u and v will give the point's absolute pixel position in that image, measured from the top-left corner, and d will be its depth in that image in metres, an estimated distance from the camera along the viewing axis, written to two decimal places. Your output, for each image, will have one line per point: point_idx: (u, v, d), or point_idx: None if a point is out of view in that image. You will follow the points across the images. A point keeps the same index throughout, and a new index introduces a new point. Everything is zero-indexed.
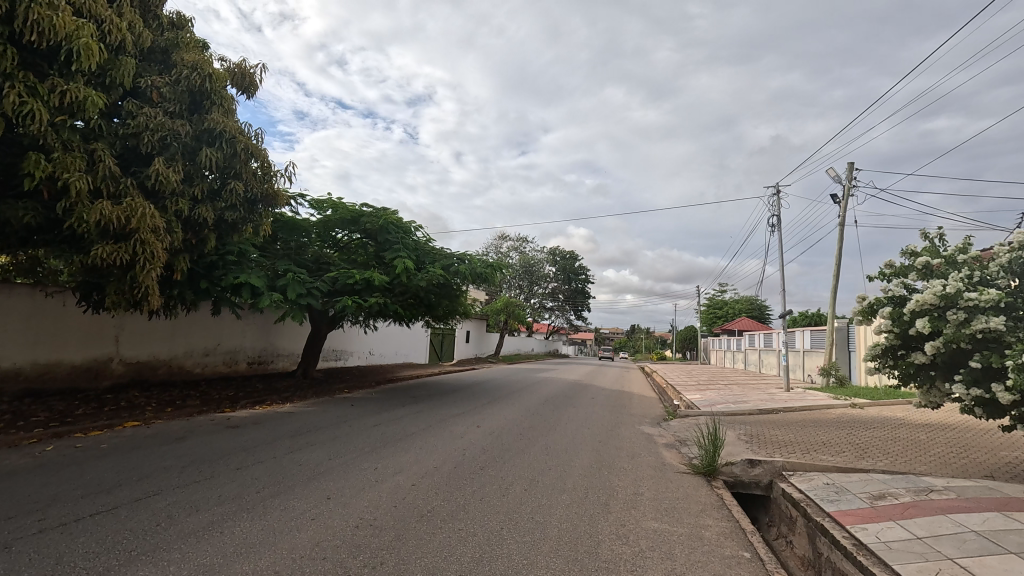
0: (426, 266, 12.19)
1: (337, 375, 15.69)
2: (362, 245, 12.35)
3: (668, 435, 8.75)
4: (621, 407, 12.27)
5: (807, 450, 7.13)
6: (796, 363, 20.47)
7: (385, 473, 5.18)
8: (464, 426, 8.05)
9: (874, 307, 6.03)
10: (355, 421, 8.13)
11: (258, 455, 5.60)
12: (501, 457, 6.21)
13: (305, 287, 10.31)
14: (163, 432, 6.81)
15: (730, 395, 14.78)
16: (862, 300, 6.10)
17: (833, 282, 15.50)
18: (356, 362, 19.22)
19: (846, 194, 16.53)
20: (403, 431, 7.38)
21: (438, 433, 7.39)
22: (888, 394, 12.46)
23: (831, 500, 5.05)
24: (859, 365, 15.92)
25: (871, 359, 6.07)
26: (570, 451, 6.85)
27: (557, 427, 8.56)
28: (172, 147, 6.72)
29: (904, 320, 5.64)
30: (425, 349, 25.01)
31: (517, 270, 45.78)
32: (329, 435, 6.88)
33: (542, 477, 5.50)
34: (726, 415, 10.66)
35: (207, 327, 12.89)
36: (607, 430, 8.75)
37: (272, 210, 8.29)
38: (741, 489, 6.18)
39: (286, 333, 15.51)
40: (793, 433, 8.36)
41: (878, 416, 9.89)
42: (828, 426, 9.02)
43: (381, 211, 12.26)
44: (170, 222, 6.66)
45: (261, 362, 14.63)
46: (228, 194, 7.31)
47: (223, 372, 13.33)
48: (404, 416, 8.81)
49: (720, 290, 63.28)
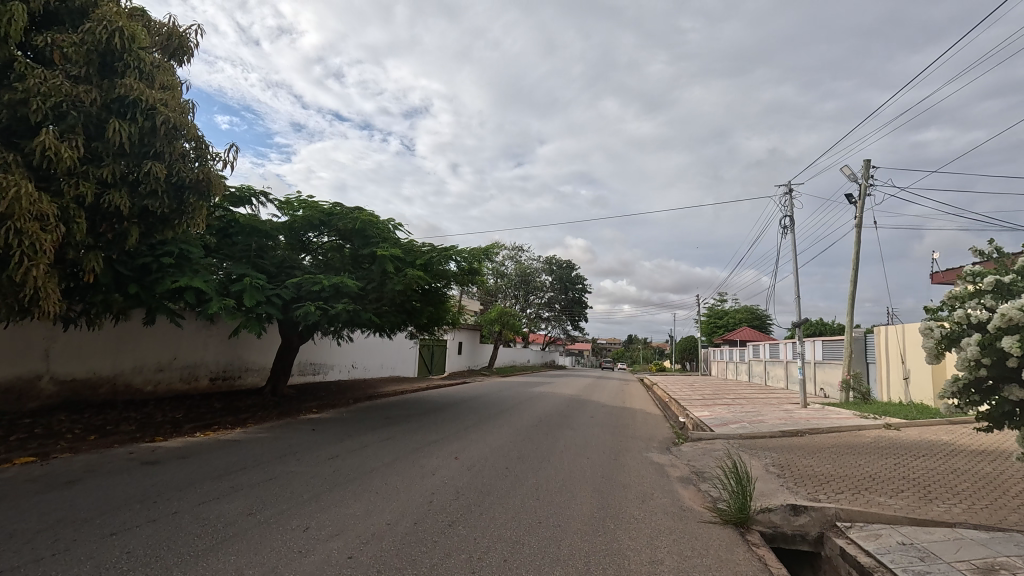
0: (406, 266, 10.93)
1: (310, 392, 14.26)
2: (336, 248, 11.06)
3: (681, 466, 7.42)
4: (624, 427, 10.90)
5: (856, 489, 5.82)
6: (807, 375, 19.18)
7: (318, 538, 3.83)
8: (439, 458, 6.69)
9: (950, 336, 4.41)
10: (307, 452, 6.76)
11: (155, 509, 4.23)
12: (477, 506, 4.88)
13: (264, 293, 8.96)
14: (56, 472, 5.43)
15: (742, 412, 13.50)
16: (932, 330, 4.47)
17: (852, 288, 14.24)
18: (335, 376, 17.84)
19: (861, 193, 15.36)
20: (363, 467, 6.04)
21: (405, 469, 6.03)
22: (920, 412, 11.19)
23: (919, 572, 3.73)
24: (881, 379, 14.60)
25: (949, 397, 4.45)
26: (565, 494, 5.51)
27: (550, 459, 7.19)
28: (70, 117, 5.40)
29: (996, 347, 4.05)
30: (412, 362, 23.63)
31: (513, 279, 44.40)
32: (267, 475, 5.51)
33: (529, 538, 4.17)
34: (744, 440, 9.33)
35: (161, 340, 11.53)
36: (608, 460, 7.41)
37: (209, 200, 6.99)
38: (783, 544, 4.85)
39: (255, 346, 14.14)
40: (830, 464, 7.04)
41: (921, 440, 8.59)
42: (868, 454, 7.71)
43: (351, 208, 11.00)
44: (67, 209, 5.37)
45: (225, 377, 13.26)
46: (146, 178, 6.00)
47: (179, 390, 11.95)
48: (371, 443, 7.47)
49: (721, 300, 61.85)
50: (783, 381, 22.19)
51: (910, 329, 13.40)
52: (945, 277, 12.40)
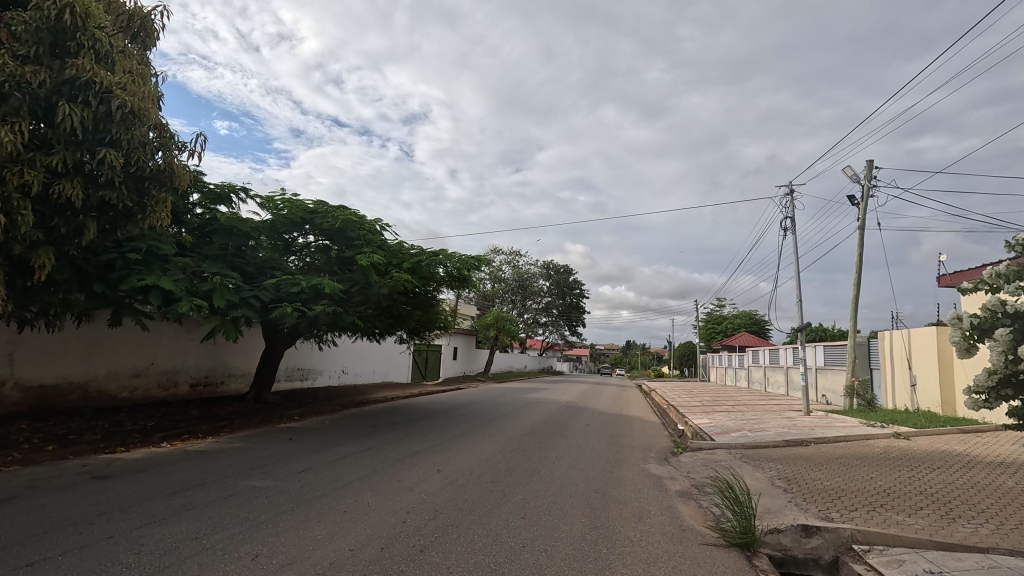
0: (391, 268, 10.48)
1: (296, 399, 13.74)
2: (320, 248, 10.62)
3: (681, 479, 6.95)
4: (620, 436, 10.41)
5: (871, 506, 5.37)
6: (810, 382, 18.69)
7: (267, 568, 3.35)
8: (420, 470, 6.22)
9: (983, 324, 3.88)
10: (278, 464, 6.26)
11: (87, 534, 3.75)
12: (455, 527, 4.40)
13: (239, 294, 8.50)
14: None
15: (743, 419, 13.04)
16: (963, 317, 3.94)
17: (855, 291, 13.82)
18: (324, 382, 17.33)
19: (864, 194, 14.97)
20: (336, 481, 5.57)
21: (381, 484, 5.54)
22: (930, 420, 10.75)
23: None
24: (886, 385, 14.15)
25: (978, 392, 3.93)
26: (552, 513, 5.04)
27: (540, 472, 6.71)
28: (13, 98, 4.96)
29: None
30: (406, 367, 23.14)
31: (510, 283, 43.07)
32: (226, 491, 5.03)
33: (510, 565, 3.69)
34: (746, 449, 8.85)
35: (138, 344, 11.03)
36: (602, 472, 6.94)
37: (173, 192, 6.58)
38: (794, 569, 4.37)
39: (239, 350, 13.63)
40: (840, 477, 6.58)
41: (933, 450, 8.14)
42: (879, 465, 7.25)
43: (335, 207, 10.55)
44: (9, 199, 4.93)
45: (207, 383, 12.76)
46: (101, 167, 5.57)
47: (157, 396, 11.45)
48: (348, 454, 6.98)
49: (719, 305, 61.46)
50: (784, 388, 21.76)
51: (916, 333, 12.92)
52: (953, 279, 11.99)
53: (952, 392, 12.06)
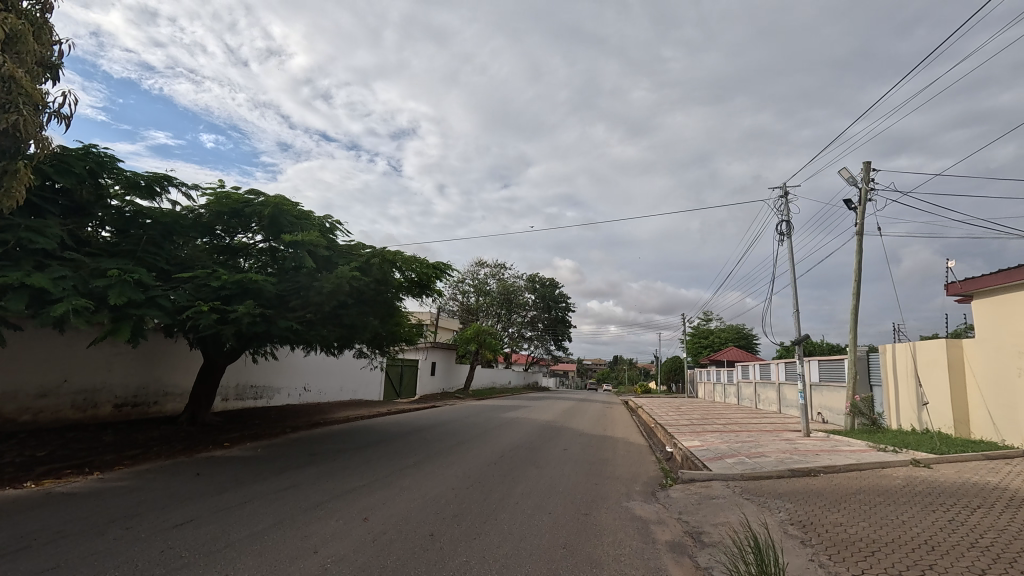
0: (335, 267, 9.24)
1: (241, 420, 12.22)
2: (265, 250, 9.49)
3: (671, 523, 5.66)
4: (600, 463, 9.13)
5: (921, 568, 4.12)
6: (808, 400, 17.40)
7: None
8: (340, 520, 4.87)
9: None
10: (154, 512, 4.85)
11: None
12: None
13: (146, 293, 7.17)
14: None
15: (739, 442, 11.83)
16: None
17: (854, 302, 12.75)
18: (280, 400, 15.77)
19: (862, 197, 13.99)
20: (213, 542, 4.14)
21: (275, 544, 4.16)
22: (946, 444, 9.60)
23: None
24: (891, 404, 13.00)
25: None
26: None
27: (497, 518, 5.36)
28: None
29: None
30: (376, 384, 21.64)
31: (495, 296, 41.30)
32: (45, 561, 3.64)
33: None
34: (745, 482, 7.59)
35: (46, 360, 9.52)
36: (576, 516, 5.61)
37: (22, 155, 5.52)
38: None
39: (176, 366, 12.15)
40: (867, 523, 5.33)
41: (963, 483, 6.93)
42: (909, 504, 6.02)
43: (267, 197, 9.39)
44: None
45: (137, 403, 11.24)
46: None
47: (72, 419, 9.91)
48: (257, 497, 5.56)
49: (706, 320, 60.44)
50: (777, 406, 20.57)
51: (925, 346, 11.82)
52: (965, 288, 10.95)
53: (968, 411, 10.93)
